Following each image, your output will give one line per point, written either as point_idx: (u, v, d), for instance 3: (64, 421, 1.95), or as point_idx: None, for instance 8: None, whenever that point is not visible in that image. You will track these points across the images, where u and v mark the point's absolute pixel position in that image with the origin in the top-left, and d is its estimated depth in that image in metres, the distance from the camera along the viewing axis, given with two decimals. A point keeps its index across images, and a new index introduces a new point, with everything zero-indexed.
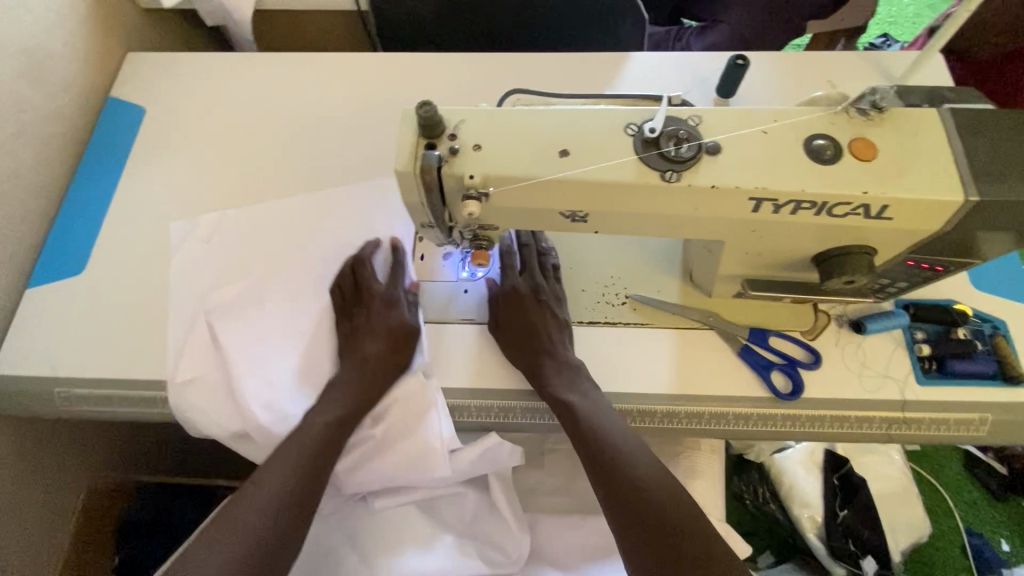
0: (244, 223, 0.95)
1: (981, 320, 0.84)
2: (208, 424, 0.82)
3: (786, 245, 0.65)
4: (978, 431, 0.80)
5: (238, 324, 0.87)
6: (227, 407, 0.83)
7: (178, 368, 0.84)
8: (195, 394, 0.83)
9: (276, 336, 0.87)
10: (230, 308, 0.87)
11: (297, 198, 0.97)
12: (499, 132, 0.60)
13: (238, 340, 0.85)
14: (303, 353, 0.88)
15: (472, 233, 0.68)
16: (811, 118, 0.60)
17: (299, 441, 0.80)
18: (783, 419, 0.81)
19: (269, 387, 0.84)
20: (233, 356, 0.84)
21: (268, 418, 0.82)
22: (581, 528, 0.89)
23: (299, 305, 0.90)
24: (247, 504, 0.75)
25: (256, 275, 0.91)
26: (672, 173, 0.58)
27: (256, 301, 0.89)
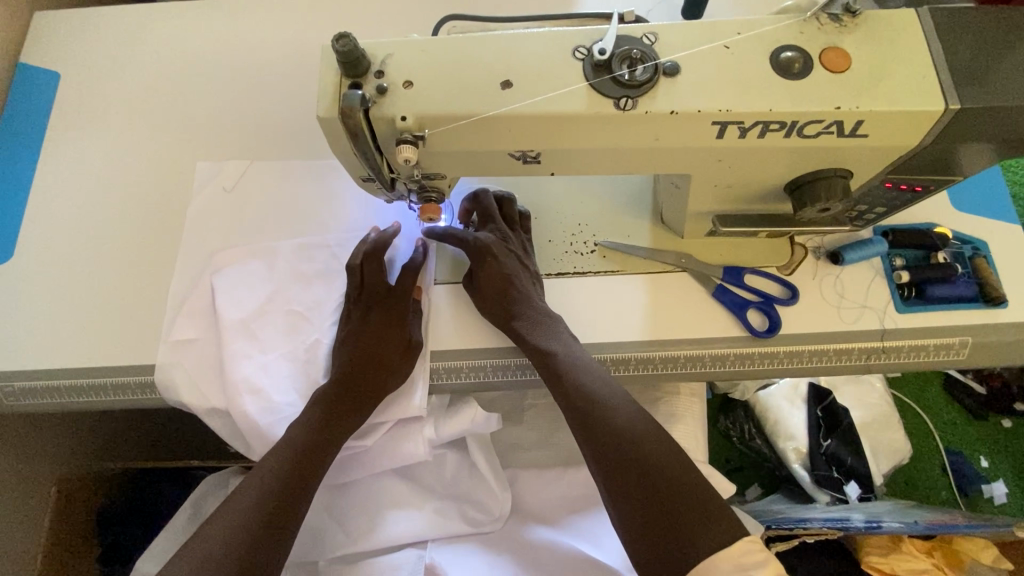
0: (232, 194, 0.88)
1: (962, 242, 0.81)
2: (191, 389, 0.78)
3: (757, 174, 0.60)
4: (958, 355, 0.78)
5: (230, 300, 0.81)
6: (213, 377, 0.79)
7: (170, 334, 0.80)
8: (183, 357, 0.79)
9: (276, 322, 0.81)
10: (227, 283, 0.82)
11: (305, 173, 0.89)
12: (431, 66, 0.53)
13: (237, 318, 0.80)
14: (293, 340, 0.82)
15: (418, 184, 0.62)
16: (778, 27, 0.53)
17: (281, 449, 0.74)
18: (760, 357, 0.78)
19: (260, 373, 0.78)
20: (228, 333, 0.79)
21: (253, 405, 0.77)
22: (564, 479, 0.86)
23: (296, 292, 0.83)
24: (223, 516, 0.69)
25: (253, 250, 0.84)
26: (626, 100, 0.52)
27: (250, 279, 0.83)
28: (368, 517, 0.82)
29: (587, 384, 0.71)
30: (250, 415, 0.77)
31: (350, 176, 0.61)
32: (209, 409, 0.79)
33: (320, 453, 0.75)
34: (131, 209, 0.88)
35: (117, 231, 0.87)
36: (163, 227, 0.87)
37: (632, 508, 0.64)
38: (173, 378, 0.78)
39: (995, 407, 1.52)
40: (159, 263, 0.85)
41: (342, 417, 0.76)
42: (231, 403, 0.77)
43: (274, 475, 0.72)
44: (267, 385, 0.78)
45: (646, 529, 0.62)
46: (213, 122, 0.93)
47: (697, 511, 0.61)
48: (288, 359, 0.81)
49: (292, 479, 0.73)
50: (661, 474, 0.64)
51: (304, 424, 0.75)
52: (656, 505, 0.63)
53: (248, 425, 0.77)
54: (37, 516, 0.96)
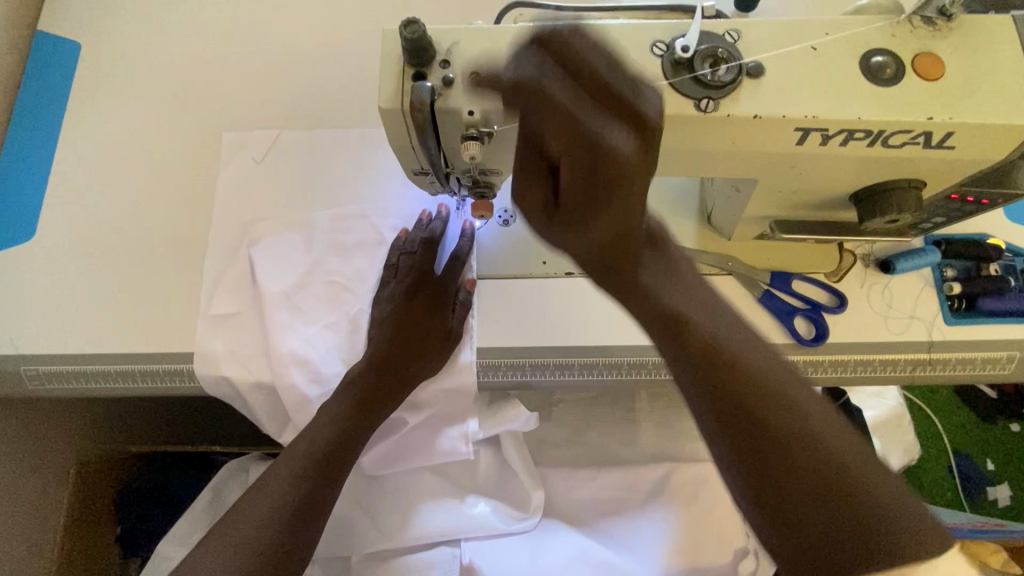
0: (266, 170, 0.85)
1: (1013, 255, 0.78)
2: (234, 364, 0.76)
3: (828, 181, 0.58)
4: (1003, 369, 0.77)
5: (272, 271, 0.79)
6: (256, 351, 0.77)
7: (208, 308, 0.78)
8: (225, 331, 0.77)
9: (318, 293, 0.79)
10: (266, 255, 0.79)
11: (341, 144, 0.86)
12: (501, 58, 0.50)
13: (277, 290, 0.78)
14: (335, 310, 0.79)
15: (472, 179, 0.59)
16: (868, 29, 0.50)
17: (315, 432, 0.73)
18: (804, 365, 0.77)
19: (305, 345, 0.76)
20: (270, 305, 0.77)
21: (300, 377, 0.76)
22: (596, 480, 0.84)
23: (337, 263, 0.81)
24: (272, 477, 0.71)
25: (290, 222, 0.81)
26: (707, 102, 0.49)
27: (290, 250, 0.80)
28: (402, 513, 0.81)
29: (729, 341, 0.50)
30: (297, 387, 0.76)
31: (402, 170, 0.58)
32: (252, 385, 0.76)
33: (353, 437, 0.75)
34: (158, 190, 0.85)
35: (144, 213, 0.84)
36: (191, 209, 0.84)
37: (755, 463, 0.47)
38: (214, 353, 0.76)
39: (1004, 412, 1.53)
40: (186, 249, 0.82)
41: (376, 400, 0.75)
42: (277, 376, 0.75)
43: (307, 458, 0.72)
44: (313, 356, 0.76)
45: (786, 491, 0.46)
46: (242, 101, 0.89)
47: (846, 491, 0.44)
48: (331, 330, 0.78)
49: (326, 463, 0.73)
50: (795, 426, 0.47)
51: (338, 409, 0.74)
52: (774, 457, 0.46)
53: (296, 398, 0.76)
54: (55, 497, 0.95)
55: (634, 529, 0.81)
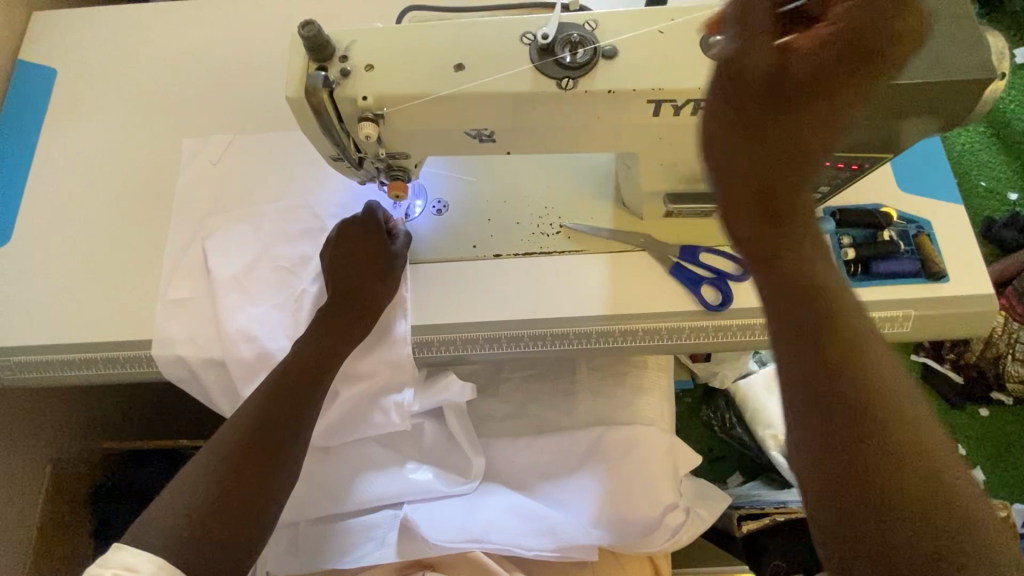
0: (220, 171, 0.93)
1: (906, 222, 0.85)
2: (187, 342, 0.83)
3: (698, 151, 0.65)
4: (901, 327, 0.83)
5: (223, 258, 0.86)
6: (208, 331, 0.84)
7: (165, 293, 0.85)
8: (180, 314, 0.84)
9: (266, 277, 0.86)
10: (218, 245, 0.87)
11: (290, 145, 0.94)
12: (390, 50, 0.58)
13: (228, 275, 0.85)
14: (282, 292, 0.86)
15: (385, 163, 0.67)
16: (708, 14, 0.58)
17: (256, 399, 0.74)
18: (714, 330, 0.83)
19: (253, 322, 0.83)
20: (221, 288, 0.84)
21: (248, 351, 0.82)
22: (532, 447, 0.89)
23: (283, 250, 0.87)
24: (227, 431, 0.72)
25: (242, 215, 0.89)
26: (568, 80, 0.57)
27: (240, 239, 0.87)
28: (349, 481, 0.86)
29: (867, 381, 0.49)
30: (245, 361, 0.82)
31: (321, 156, 0.66)
32: (206, 361, 0.83)
33: (298, 403, 0.75)
34: (122, 195, 0.93)
35: (108, 217, 0.91)
36: (151, 212, 0.92)
37: (847, 443, 0.48)
38: (171, 334, 0.83)
39: None
40: (144, 247, 0.89)
41: (317, 364, 0.77)
42: (227, 351, 0.82)
43: (248, 422, 0.72)
44: (260, 333, 0.83)
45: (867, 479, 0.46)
46: (200, 114, 0.98)
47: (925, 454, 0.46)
48: (278, 309, 0.85)
49: (266, 426, 0.73)
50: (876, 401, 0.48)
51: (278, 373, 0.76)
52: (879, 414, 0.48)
53: (245, 371, 0.82)
54: (32, 495, 1.01)
55: (567, 489, 0.85)
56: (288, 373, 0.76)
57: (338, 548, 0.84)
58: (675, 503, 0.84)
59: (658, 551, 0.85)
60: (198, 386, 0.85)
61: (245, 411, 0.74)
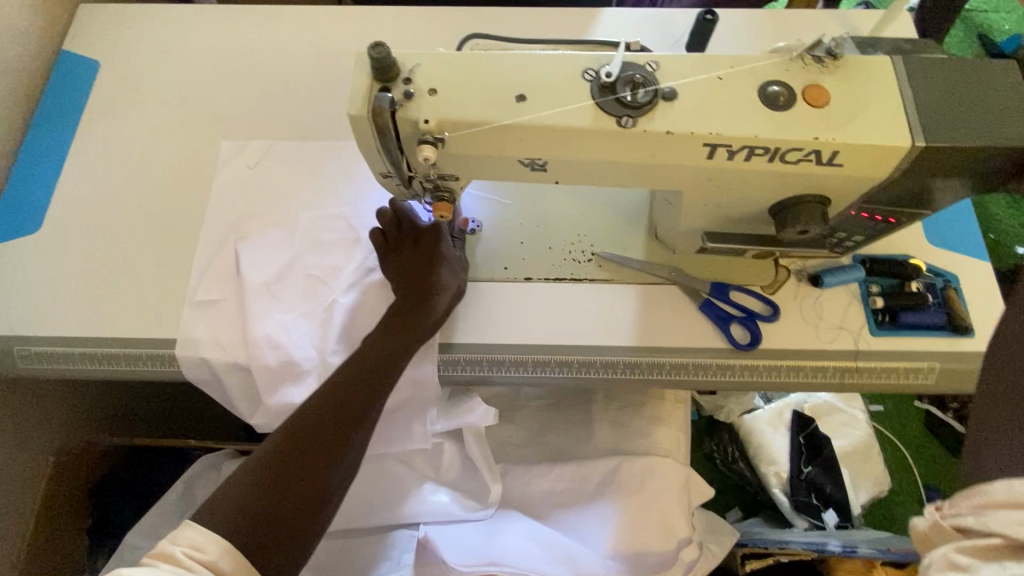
0: (258, 175, 0.93)
1: (934, 274, 0.86)
2: (212, 345, 0.83)
3: (745, 195, 0.66)
4: (925, 379, 0.83)
5: (256, 263, 0.86)
6: (234, 334, 0.83)
7: (194, 294, 0.85)
8: (209, 317, 0.84)
9: (296, 284, 0.86)
10: (251, 250, 0.87)
11: (328, 154, 0.95)
12: (453, 77, 0.59)
13: (259, 280, 0.85)
14: (312, 300, 0.85)
15: (433, 184, 0.67)
16: (766, 65, 0.60)
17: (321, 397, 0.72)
18: (742, 369, 0.83)
19: (281, 329, 0.83)
20: (252, 293, 0.84)
21: (273, 358, 0.81)
22: (550, 473, 0.88)
23: (315, 258, 0.87)
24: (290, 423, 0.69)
25: (276, 221, 0.90)
26: (627, 118, 0.58)
27: (273, 245, 0.88)
28: (364, 499, 0.85)
29: None
30: (270, 368, 0.81)
31: (371, 171, 0.66)
32: (230, 365, 0.82)
33: (346, 421, 0.70)
34: (156, 193, 0.93)
35: (140, 213, 0.91)
36: (185, 210, 0.92)
37: None
38: (197, 336, 0.83)
39: None
40: (175, 245, 0.89)
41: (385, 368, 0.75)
42: (253, 357, 0.81)
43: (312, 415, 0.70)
44: (287, 340, 0.82)
45: None
46: (239, 117, 0.99)
47: None
48: (306, 317, 0.84)
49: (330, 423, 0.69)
50: None
51: (345, 373, 0.74)
52: None
53: (269, 377, 0.81)
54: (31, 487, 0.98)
55: (582, 517, 0.85)
56: (354, 370, 0.73)
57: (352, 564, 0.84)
58: (691, 538, 0.84)
59: None
60: (219, 391, 0.85)
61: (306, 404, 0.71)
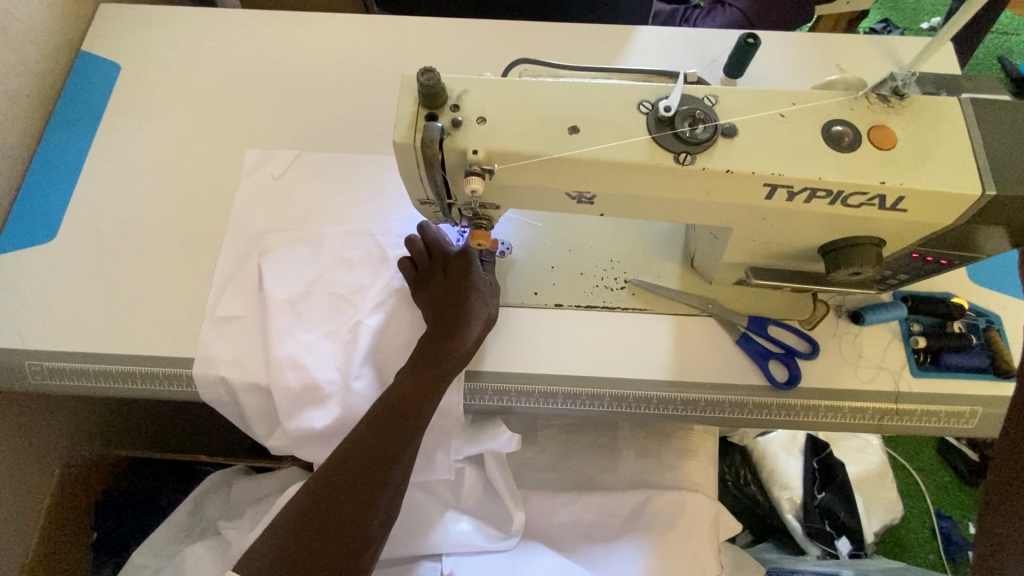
0: (282, 188, 0.90)
1: (976, 314, 0.83)
2: (232, 365, 0.80)
3: (798, 234, 0.63)
4: (967, 424, 0.80)
5: (279, 280, 0.83)
6: (255, 354, 0.80)
7: (215, 311, 0.82)
8: (229, 335, 0.81)
9: (320, 303, 0.83)
10: (274, 265, 0.84)
11: (355, 168, 0.92)
12: (504, 105, 0.56)
13: (282, 297, 0.82)
14: (336, 320, 0.82)
15: (472, 212, 0.64)
16: (830, 102, 0.57)
17: (334, 464, 0.70)
18: (779, 408, 0.80)
19: (303, 351, 0.80)
20: (274, 311, 0.81)
21: (294, 380, 0.78)
22: (576, 507, 0.86)
23: (339, 276, 0.85)
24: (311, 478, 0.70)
25: (300, 236, 0.87)
26: (686, 155, 0.55)
27: (297, 261, 0.85)
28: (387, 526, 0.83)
29: None
30: (291, 390, 0.78)
31: (409, 198, 0.64)
32: (249, 386, 0.79)
33: (361, 480, 0.69)
34: (176, 203, 0.90)
35: (160, 224, 0.89)
36: (206, 222, 0.89)
37: None
38: (216, 354, 0.80)
39: (986, 476, 1.58)
40: (195, 258, 0.86)
41: (397, 436, 0.70)
42: (273, 378, 0.78)
43: (324, 490, 0.69)
44: (309, 362, 0.79)
45: None
46: (263, 126, 0.96)
47: None
48: (329, 338, 0.81)
49: (341, 499, 0.69)
50: None
51: (357, 440, 0.70)
52: None
53: (290, 400, 0.78)
54: (36, 501, 0.95)
55: (609, 555, 0.82)
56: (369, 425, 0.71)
57: None
58: None
59: None
60: (237, 412, 0.82)
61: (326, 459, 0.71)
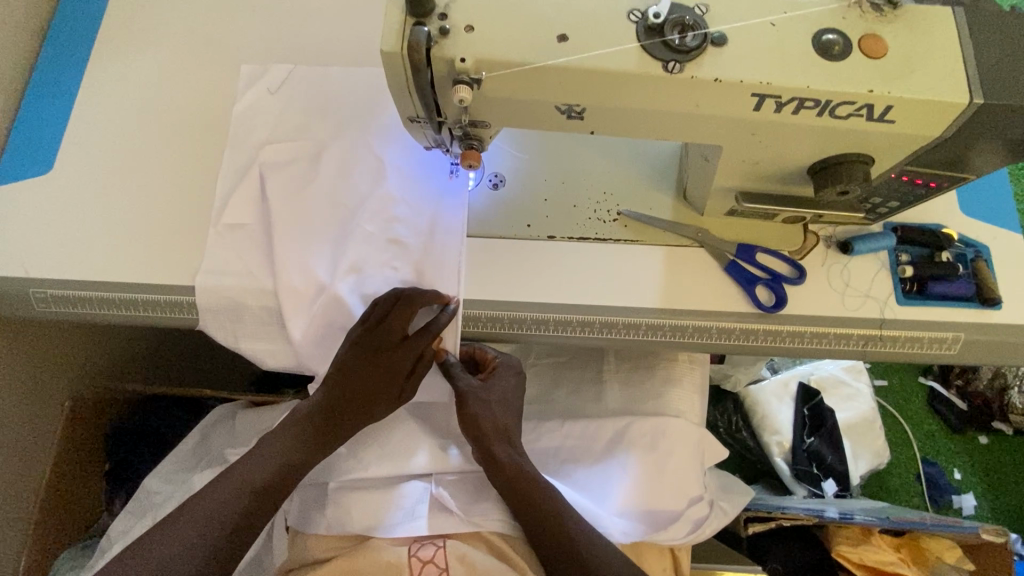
0: (280, 100, 0.90)
1: (965, 245, 0.84)
2: (238, 276, 0.82)
3: (786, 151, 0.64)
4: (949, 350, 0.82)
5: (281, 188, 0.85)
6: (258, 263, 0.83)
7: (220, 218, 0.84)
8: (234, 240, 0.84)
9: (320, 209, 0.84)
10: (275, 176, 0.86)
11: (349, 81, 0.91)
12: (492, 14, 0.56)
13: (284, 205, 0.84)
14: (336, 222, 0.84)
15: (463, 131, 0.65)
16: (822, 11, 0.57)
17: (245, 479, 0.77)
18: (765, 334, 0.82)
19: (307, 253, 0.82)
20: (277, 217, 0.83)
21: (300, 281, 0.81)
22: (558, 431, 0.89)
23: (340, 183, 0.86)
24: (244, 464, 0.79)
25: (299, 147, 0.87)
26: (674, 64, 0.55)
27: (298, 171, 0.86)
28: (383, 449, 0.87)
29: None
30: (298, 291, 0.81)
31: (398, 115, 0.64)
32: (254, 289, 0.82)
33: (293, 475, 0.80)
34: (171, 134, 0.90)
35: (156, 155, 0.89)
36: (201, 154, 0.89)
37: None
38: (218, 268, 0.82)
39: (973, 424, 1.63)
40: (193, 190, 0.87)
41: (310, 461, 0.80)
42: (278, 279, 0.81)
43: (238, 505, 0.76)
44: (314, 264, 0.82)
45: None
46: (256, 59, 0.95)
47: None
48: (330, 240, 0.84)
49: (252, 514, 0.77)
50: None
51: (277, 460, 0.79)
52: None
53: (293, 301, 0.81)
54: (48, 429, 1.00)
55: (594, 476, 0.86)
56: (311, 428, 0.80)
57: (369, 517, 0.82)
58: (701, 497, 0.86)
59: (681, 543, 0.85)
60: (235, 326, 0.83)
61: (267, 448, 0.80)
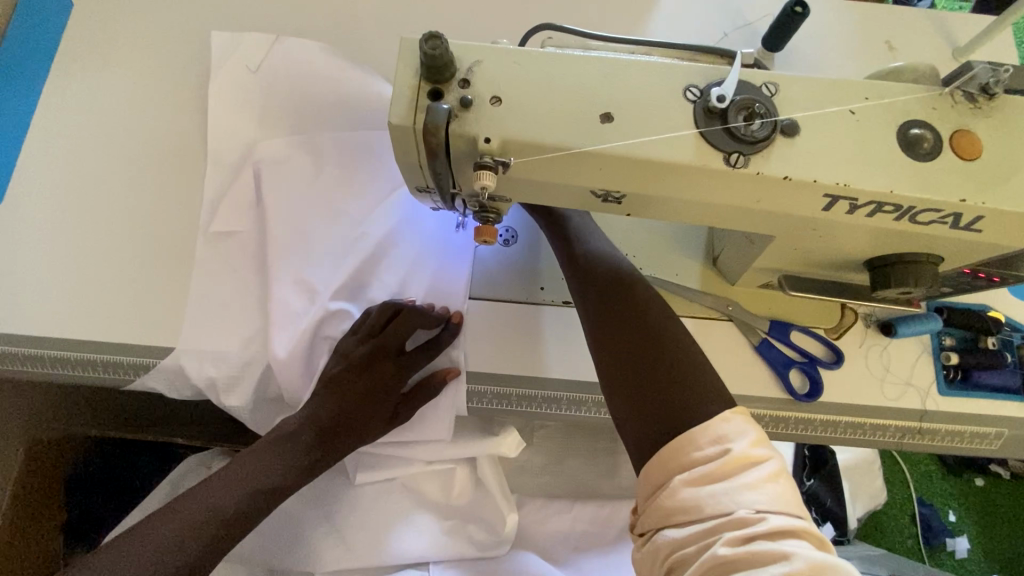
0: (275, 99, 0.81)
1: (1012, 329, 0.77)
2: (214, 333, 0.72)
3: (848, 247, 0.56)
4: (989, 444, 0.77)
5: (276, 192, 0.77)
6: (244, 300, 0.74)
7: (209, 224, 0.76)
8: (212, 281, 0.74)
9: (319, 215, 0.77)
10: (271, 176, 0.77)
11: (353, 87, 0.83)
12: (525, 83, 0.47)
13: (278, 211, 0.76)
14: (335, 231, 0.77)
15: (479, 203, 0.55)
16: (908, 99, 0.48)
17: (216, 499, 0.64)
18: (796, 422, 0.77)
19: (303, 264, 0.75)
20: (272, 223, 0.75)
21: (295, 296, 0.74)
22: (571, 512, 0.84)
23: (342, 189, 0.78)
24: (216, 481, 0.66)
25: (295, 149, 0.79)
26: (738, 156, 0.47)
27: (294, 173, 0.78)
28: (375, 531, 0.79)
29: None
30: (291, 305, 0.73)
31: (406, 184, 0.55)
32: (244, 306, 0.74)
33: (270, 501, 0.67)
34: (137, 165, 0.78)
35: (119, 189, 0.77)
36: (170, 190, 0.77)
37: None
38: (188, 327, 0.72)
39: (970, 465, 1.60)
40: (163, 234, 0.75)
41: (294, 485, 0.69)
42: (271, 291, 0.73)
43: (209, 526, 0.62)
44: (311, 277, 0.75)
45: None
46: None
47: None
48: (329, 251, 0.76)
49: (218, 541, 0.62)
50: None
51: (253, 482, 0.66)
52: None
53: (284, 317, 0.72)
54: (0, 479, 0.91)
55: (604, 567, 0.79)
56: (298, 448, 0.70)
57: None
58: None
59: None
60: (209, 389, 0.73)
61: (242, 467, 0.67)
